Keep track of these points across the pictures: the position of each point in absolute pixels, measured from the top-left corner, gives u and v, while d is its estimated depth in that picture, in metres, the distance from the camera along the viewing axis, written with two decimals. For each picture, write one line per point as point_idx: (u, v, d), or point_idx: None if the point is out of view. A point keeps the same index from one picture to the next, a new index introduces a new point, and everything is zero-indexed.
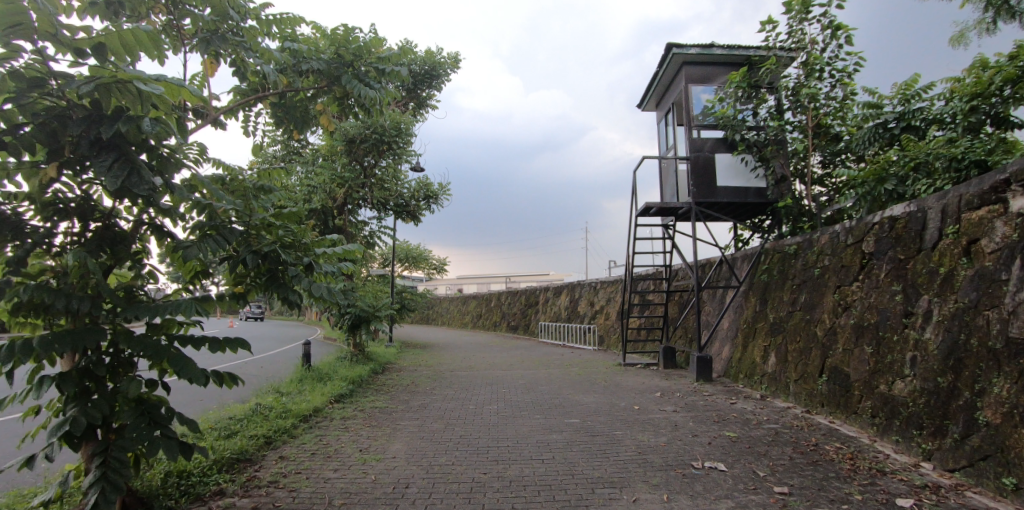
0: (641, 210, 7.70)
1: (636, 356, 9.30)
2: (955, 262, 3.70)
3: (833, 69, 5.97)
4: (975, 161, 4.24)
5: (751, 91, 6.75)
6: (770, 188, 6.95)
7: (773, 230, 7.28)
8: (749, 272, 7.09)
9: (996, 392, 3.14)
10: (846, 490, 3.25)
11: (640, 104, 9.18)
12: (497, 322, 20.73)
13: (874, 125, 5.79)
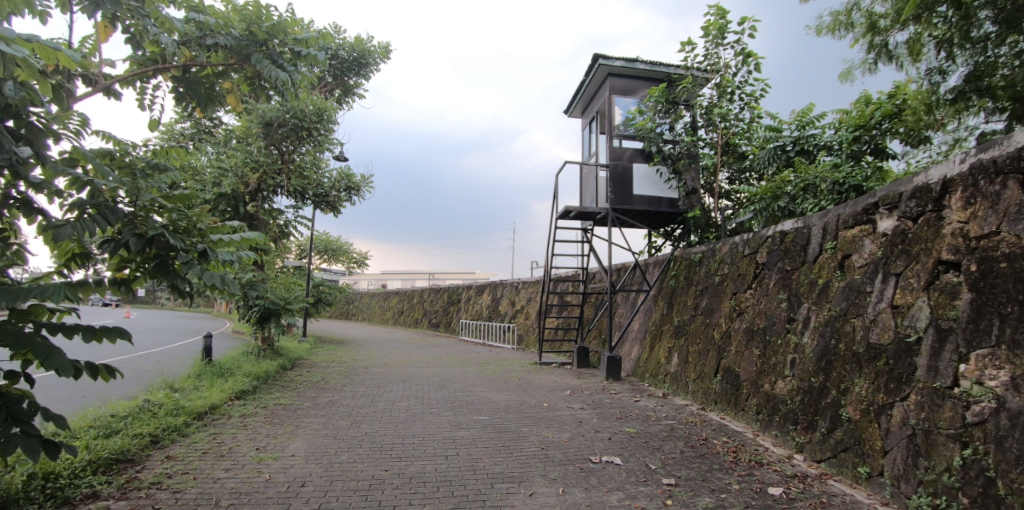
0: (562, 214, 7.90)
1: (553, 356, 9.54)
2: (831, 274, 4.11)
3: (742, 92, 6.45)
4: (854, 185, 4.75)
5: (670, 107, 7.09)
6: (681, 199, 7.41)
7: (683, 239, 7.75)
8: (660, 277, 7.50)
9: (857, 392, 3.53)
10: (726, 480, 3.55)
11: (566, 109, 9.45)
12: (418, 319, 20.50)
13: (774, 147, 6.29)
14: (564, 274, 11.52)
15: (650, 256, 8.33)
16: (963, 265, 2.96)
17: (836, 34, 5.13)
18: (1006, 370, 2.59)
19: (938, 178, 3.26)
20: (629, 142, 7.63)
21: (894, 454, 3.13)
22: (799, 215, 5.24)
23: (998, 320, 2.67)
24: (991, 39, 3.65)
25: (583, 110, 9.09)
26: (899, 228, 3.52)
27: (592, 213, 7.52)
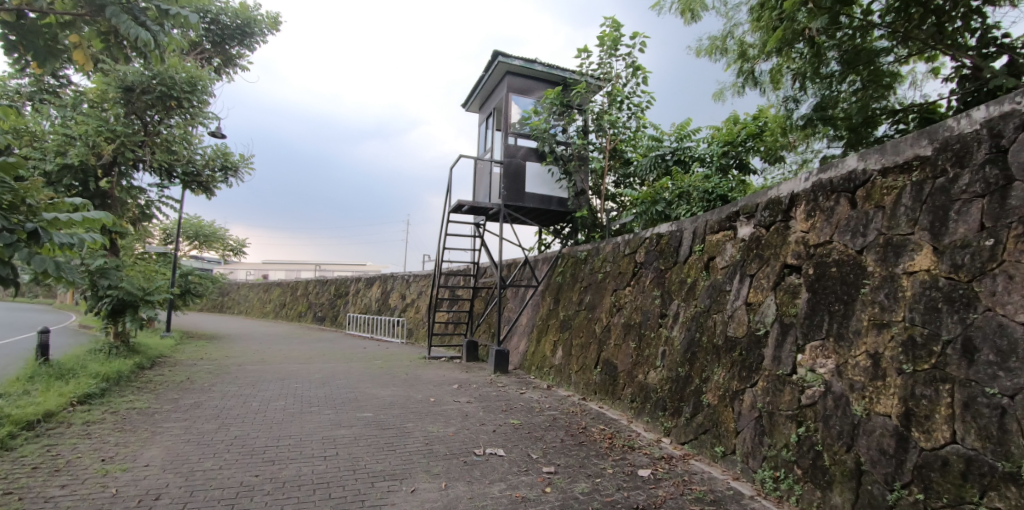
0: (454, 208, 7.89)
1: (442, 350, 9.52)
2: (698, 274, 4.54)
3: (629, 102, 6.93)
4: (720, 195, 5.30)
5: (564, 110, 7.53)
6: (571, 199, 7.70)
7: (570, 237, 8.10)
8: (548, 273, 7.80)
9: (715, 380, 3.93)
10: (602, 465, 3.78)
11: (464, 103, 9.41)
12: (302, 312, 19.34)
13: (656, 155, 6.84)
14: (456, 268, 11.54)
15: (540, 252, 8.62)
16: (803, 268, 3.40)
17: (713, 57, 5.65)
18: (832, 358, 3.02)
19: (787, 192, 3.71)
20: (523, 141, 7.78)
21: (744, 434, 3.53)
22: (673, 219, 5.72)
23: (827, 316, 3.11)
24: (835, 76, 4.18)
25: (481, 106, 9.14)
26: (755, 235, 3.96)
27: (485, 208, 7.58)
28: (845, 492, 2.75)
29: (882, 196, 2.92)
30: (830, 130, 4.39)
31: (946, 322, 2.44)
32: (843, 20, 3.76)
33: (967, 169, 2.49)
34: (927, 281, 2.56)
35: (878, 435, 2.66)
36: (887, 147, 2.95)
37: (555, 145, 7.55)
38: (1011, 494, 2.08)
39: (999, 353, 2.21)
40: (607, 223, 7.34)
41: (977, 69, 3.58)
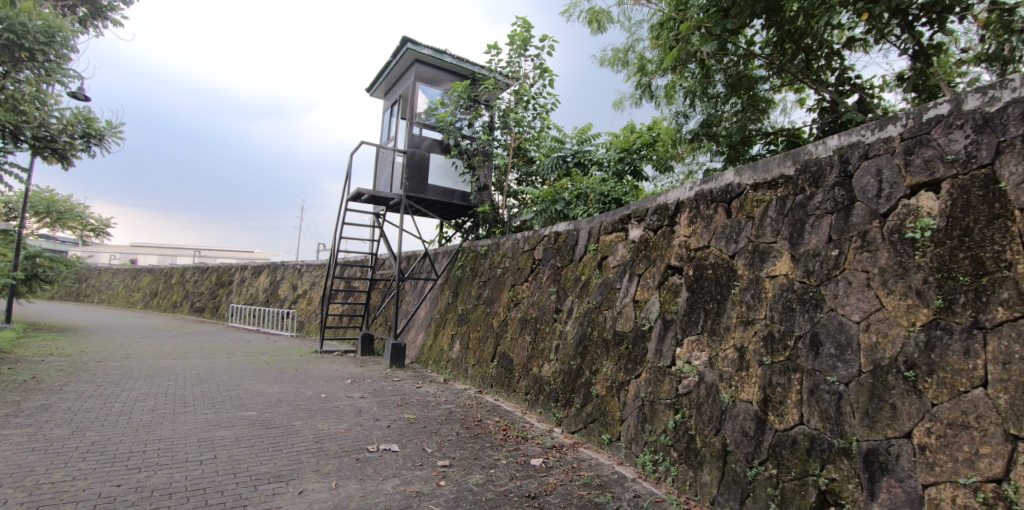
0: (354, 196, 7.59)
1: (335, 344, 9.12)
2: (592, 272, 4.78)
3: (535, 103, 7.10)
4: (615, 199, 5.64)
5: (471, 104, 7.61)
6: (473, 193, 7.74)
7: (471, 232, 8.15)
8: (447, 267, 7.92)
9: (604, 372, 4.17)
10: (496, 456, 3.86)
11: (369, 87, 9.08)
12: (176, 302, 17.48)
13: (557, 156, 7.09)
14: (354, 259, 11.13)
15: (439, 246, 8.61)
16: (684, 269, 3.71)
17: (615, 68, 5.96)
18: (706, 351, 3.33)
19: (674, 200, 4.00)
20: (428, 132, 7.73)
21: (628, 422, 3.78)
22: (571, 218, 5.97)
23: (703, 314, 3.43)
24: (720, 97, 4.56)
25: (387, 92, 8.86)
26: (644, 237, 4.24)
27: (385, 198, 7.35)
28: (713, 471, 3.05)
29: (753, 208, 3.27)
30: (712, 145, 4.84)
31: (799, 320, 2.80)
32: (729, 47, 4.11)
33: (821, 189, 2.86)
34: (786, 284, 2.92)
35: (741, 419, 2.99)
36: (758, 165, 3.30)
37: (460, 140, 7.60)
38: (843, 466, 2.43)
39: (839, 347, 2.57)
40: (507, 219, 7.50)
41: (834, 103, 4.11)
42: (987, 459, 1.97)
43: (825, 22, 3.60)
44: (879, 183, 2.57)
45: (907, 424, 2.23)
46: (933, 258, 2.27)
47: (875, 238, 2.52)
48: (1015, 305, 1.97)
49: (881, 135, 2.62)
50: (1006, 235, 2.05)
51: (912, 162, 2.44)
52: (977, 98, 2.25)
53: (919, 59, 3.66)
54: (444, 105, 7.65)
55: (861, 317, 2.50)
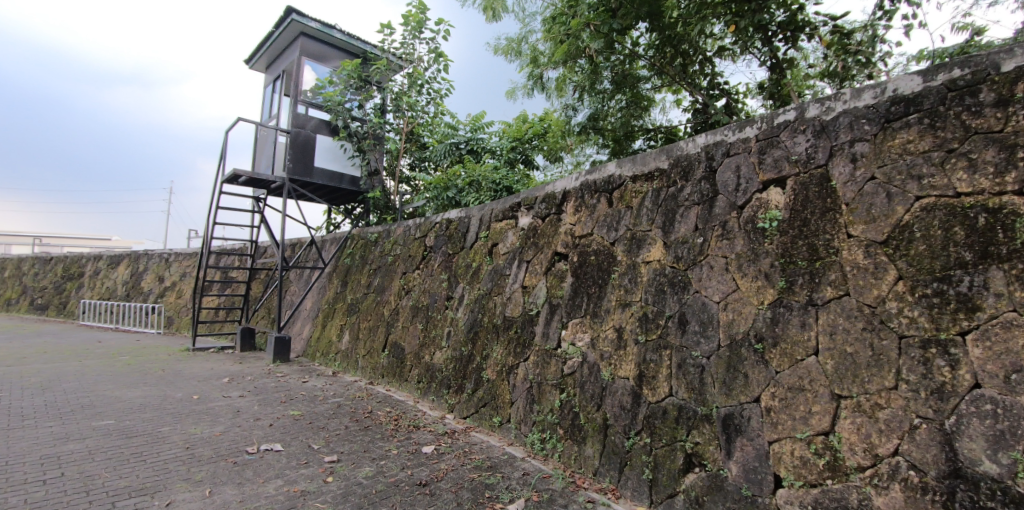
0: (228, 178, 7.00)
1: (210, 340, 8.36)
2: (482, 259, 4.81)
3: (429, 87, 6.95)
4: (506, 187, 5.73)
5: (362, 84, 7.34)
6: (363, 178, 7.52)
7: (361, 218, 7.86)
8: (335, 255, 7.61)
9: (494, 356, 4.26)
10: (386, 448, 3.80)
11: (247, 59, 8.32)
12: (9, 299, 14.89)
13: (450, 143, 7.02)
14: (231, 247, 10.24)
15: (326, 233, 8.21)
16: (569, 256, 3.87)
17: (509, 57, 6.05)
18: (588, 332, 3.53)
19: (560, 189, 4.12)
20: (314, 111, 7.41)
21: (518, 403, 3.91)
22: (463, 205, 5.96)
23: (586, 298, 3.62)
24: (607, 93, 4.76)
25: (269, 65, 8.17)
26: (532, 225, 4.33)
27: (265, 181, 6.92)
28: (595, 444, 3.25)
29: (632, 198, 3.47)
30: (598, 138, 5.06)
31: (669, 301, 3.05)
32: (616, 46, 4.32)
33: (690, 182, 3.11)
34: (658, 269, 3.16)
35: (620, 394, 3.20)
36: (636, 158, 3.51)
37: (349, 121, 7.29)
38: (706, 430, 2.70)
39: (702, 324, 2.84)
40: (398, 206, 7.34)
41: (705, 105, 4.45)
42: (817, 416, 2.28)
43: (700, 26, 3.85)
44: (737, 179, 2.86)
45: (756, 389, 2.52)
46: (779, 245, 2.57)
47: (734, 227, 2.81)
48: (840, 285, 2.29)
49: (740, 136, 2.90)
50: (834, 226, 2.37)
51: (764, 161, 2.74)
52: (817, 107, 2.57)
53: (775, 70, 4.06)
54: (333, 84, 7.32)
55: (721, 298, 2.78)
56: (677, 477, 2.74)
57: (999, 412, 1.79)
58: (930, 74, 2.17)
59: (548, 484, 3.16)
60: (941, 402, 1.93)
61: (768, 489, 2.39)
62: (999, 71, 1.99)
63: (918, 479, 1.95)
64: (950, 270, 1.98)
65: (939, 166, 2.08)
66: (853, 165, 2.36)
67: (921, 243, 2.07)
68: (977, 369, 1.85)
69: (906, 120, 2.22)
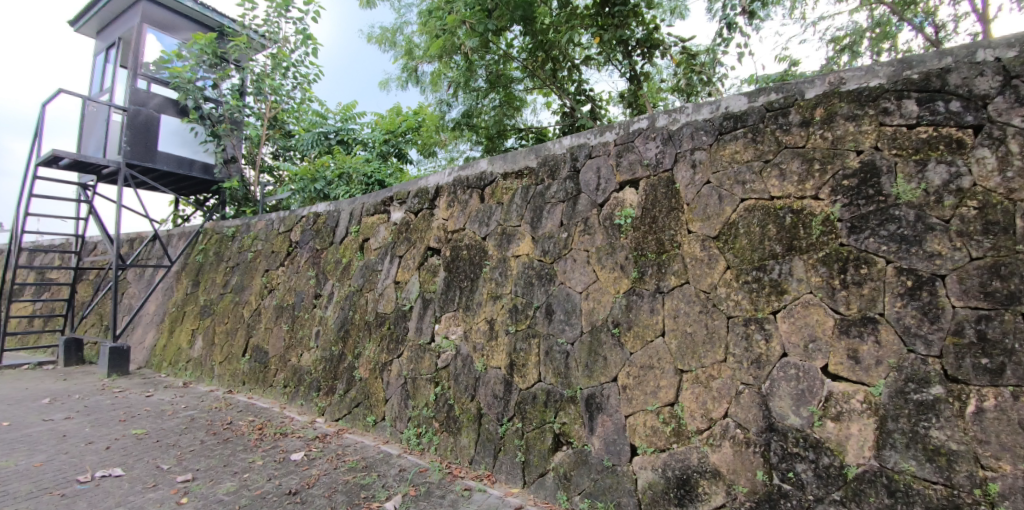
0: (44, 160, 5.91)
1: (20, 354, 7.01)
2: (352, 254, 4.63)
3: (296, 71, 6.48)
4: (378, 180, 5.55)
5: (217, 61, 6.63)
6: (218, 166, 6.82)
7: (216, 211, 7.12)
8: (185, 252, 6.82)
9: (367, 354, 4.15)
10: (250, 459, 3.53)
11: (72, 20, 7.10)
12: None
13: (319, 132, 6.57)
14: (47, 244, 8.66)
15: (173, 226, 7.30)
16: (442, 251, 3.89)
17: (383, 47, 5.87)
18: (461, 325, 3.60)
19: (433, 184, 4.11)
20: (158, 88, 6.61)
21: (392, 400, 3.86)
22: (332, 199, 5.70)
23: (458, 292, 3.67)
24: (481, 91, 4.79)
25: (100, 30, 7.04)
26: (405, 220, 4.26)
27: (95, 164, 5.97)
28: (470, 433, 3.33)
29: (502, 195, 3.58)
30: (472, 135, 5.12)
31: (537, 293, 3.20)
32: (491, 46, 4.34)
33: (556, 181, 3.27)
34: (527, 262, 3.30)
35: (492, 383, 3.31)
36: (507, 156, 3.61)
37: (201, 102, 6.58)
38: (571, 410, 2.89)
39: (567, 313, 3.03)
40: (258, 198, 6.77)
41: (572, 109, 4.69)
42: (664, 389, 2.55)
43: (569, 34, 4.07)
44: (598, 179, 3.05)
45: (613, 370, 2.76)
46: (633, 239, 2.82)
47: (594, 224, 3.01)
48: (682, 274, 2.59)
49: (601, 139, 3.09)
50: (677, 223, 2.67)
51: (621, 163, 2.95)
52: (665, 118, 2.83)
53: (633, 82, 4.36)
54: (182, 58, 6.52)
55: (583, 288, 2.99)
56: (546, 456, 2.92)
57: (801, 374, 2.17)
58: (755, 96, 2.52)
59: (425, 478, 3.17)
60: (758, 370, 2.28)
61: (625, 458, 2.61)
62: (804, 97, 2.39)
63: (743, 435, 2.27)
64: (765, 260, 2.34)
65: (758, 173, 2.43)
66: (693, 170, 2.66)
67: (744, 237, 2.42)
68: (785, 341, 2.23)
69: (734, 133, 2.55)
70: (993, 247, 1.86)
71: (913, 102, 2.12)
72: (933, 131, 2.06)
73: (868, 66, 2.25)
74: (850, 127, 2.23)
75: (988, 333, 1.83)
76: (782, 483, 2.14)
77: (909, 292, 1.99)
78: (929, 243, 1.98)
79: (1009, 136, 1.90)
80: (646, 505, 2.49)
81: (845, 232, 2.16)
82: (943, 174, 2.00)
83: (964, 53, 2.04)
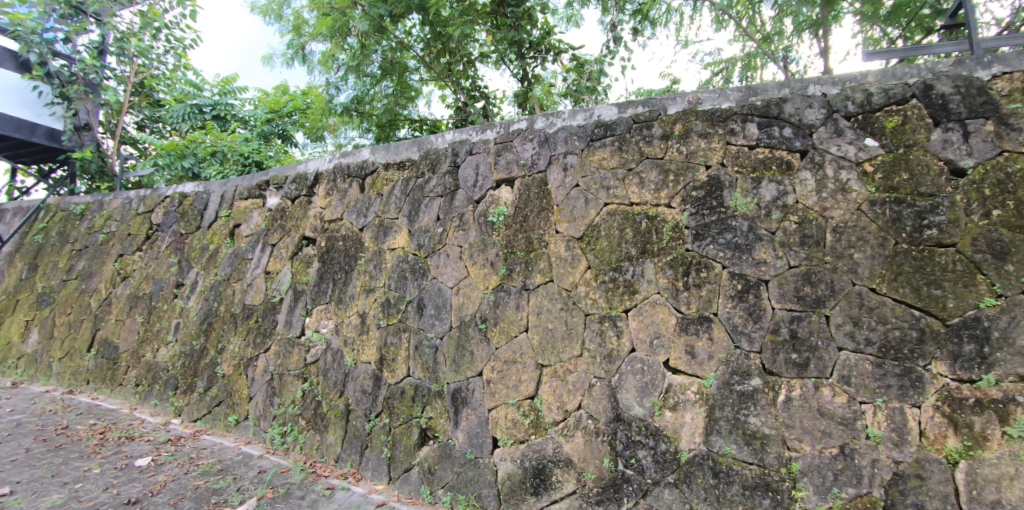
0: None
1: None
2: (221, 241, 4.27)
3: (169, 34, 5.82)
4: (257, 161, 5.17)
5: (71, 13, 5.78)
6: (68, 134, 6.01)
7: (64, 185, 6.30)
8: (20, 230, 5.87)
9: (231, 349, 3.85)
10: (84, 468, 3.11)
11: None
12: None
13: (191, 104, 5.99)
14: None
15: (7, 200, 6.26)
16: (317, 241, 3.71)
17: (269, 19, 5.46)
18: (332, 319, 3.45)
19: (313, 170, 3.89)
20: None
21: (256, 398, 3.62)
22: (203, 178, 5.23)
23: (331, 284, 3.52)
24: (374, 77, 4.62)
25: None
26: (280, 206, 4.00)
27: None
28: (337, 430, 3.22)
29: (382, 186, 3.48)
30: (362, 122, 4.93)
31: (409, 287, 3.16)
32: (385, 31, 4.23)
33: (436, 175, 3.24)
34: (401, 256, 3.25)
35: (361, 379, 3.22)
36: (389, 146, 3.52)
37: (48, 57, 5.69)
38: (437, 405, 2.88)
39: (437, 308, 3.02)
40: (116, 172, 6.07)
41: (464, 105, 4.69)
42: (525, 383, 2.63)
43: (464, 29, 4.06)
44: (476, 176, 3.07)
45: (479, 364, 2.80)
46: (504, 237, 2.88)
47: (469, 220, 3.03)
48: (546, 272, 2.69)
49: (481, 137, 3.11)
50: (546, 223, 2.76)
51: (499, 161, 3.00)
52: (543, 120, 2.91)
53: (523, 84, 4.45)
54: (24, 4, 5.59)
55: (453, 283, 3.00)
56: (412, 451, 2.88)
57: (645, 368, 2.34)
58: (623, 107, 2.67)
59: (285, 479, 3.00)
60: (609, 364, 2.42)
61: (487, 450, 2.66)
62: (665, 113, 2.57)
63: (593, 425, 2.41)
64: (621, 262, 2.49)
65: (621, 180, 2.58)
66: (564, 173, 2.76)
67: (604, 239, 2.56)
68: (633, 337, 2.39)
69: (603, 141, 2.69)
70: (807, 257, 2.14)
71: (755, 125, 2.36)
72: (768, 152, 2.31)
73: (720, 89, 2.47)
74: (701, 143, 2.44)
75: (797, 332, 2.10)
76: (625, 469, 2.30)
77: (738, 294, 2.22)
78: (757, 252, 2.23)
79: (827, 162, 2.19)
80: (504, 496, 2.55)
81: (690, 239, 2.36)
82: (773, 191, 2.26)
83: (798, 86, 2.32)
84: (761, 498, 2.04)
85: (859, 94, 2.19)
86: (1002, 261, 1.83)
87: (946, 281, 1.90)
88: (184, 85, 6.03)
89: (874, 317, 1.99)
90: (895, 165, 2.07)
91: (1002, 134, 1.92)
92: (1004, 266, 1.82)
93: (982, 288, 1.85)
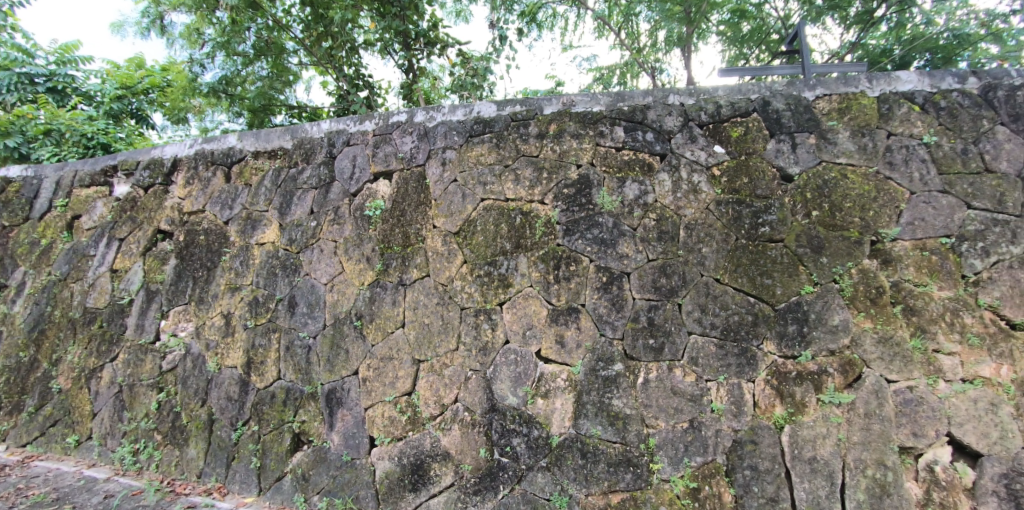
0: None
1: None
2: (55, 235, 3.69)
3: None
4: (102, 143, 4.53)
5: None
6: None
7: None
8: None
9: (69, 360, 3.36)
10: None
11: None
12: None
13: (17, 72, 5.09)
14: None
15: None
16: (173, 235, 3.35)
17: None
18: (192, 321, 3.14)
19: (170, 155, 3.50)
20: None
21: (102, 414, 3.20)
22: (33, 160, 4.48)
23: (191, 283, 3.20)
24: (247, 57, 4.27)
25: None
26: (130, 195, 3.55)
27: None
28: (199, 443, 2.95)
29: (251, 176, 3.23)
30: (231, 105, 4.45)
31: (280, 284, 2.97)
32: (260, 8, 3.94)
33: (310, 165, 3.08)
34: (271, 251, 3.04)
35: (226, 385, 2.97)
36: (259, 133, 3.26)
37: None
38: (310, 408, 2.75)
39: (310, 306, 2.88)
40: None
41: (347, 93, 4.51)
42: (401, 379, 2.61)
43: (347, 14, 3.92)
44: (353, 168, 2.96)
45: (354, 363, 2.72)
46: (381, 231, 2.82)
47: (345, 214, 2.92)
48: (423, 267, 2.68)
49: (359, 127, 3.00)
50: (424, 217, 2.75)
51: (377, 154, 2.92)
52: (423, 114, 2.88)
53: (408, 75, 4.38)
54: None
55: (328, 280, 2.88)
56: (284, 458, 2.73)
57: (518, 359, 2.43)
58: (502, 105, 2.73)
59: (137, 501, 2.69)
60: (484, 357, 2.48)
61: (363, 451, 2.60)
62: (541, 112, 2.67)
63: (469, 417, 2.46)
64: (496, 256, 2.56)
65: (497, 176, 2.65)
66: (443, 167, 2.77)
67: (480, 234, 2.61)
68: (508, 329, 2.47)
69: (482, 137, 2.73)
70: (663, 251, 2.35)
71: (621, 129, 2.54)
72: (632, 154, 2.50)
73: (592, 93, 2.62)
74: (574, 143, 2.57)
75: (654, 319, 2.31)
76: (500, 457, 2.38)
77: (603, 286, 2.39)
78: (621, 246, 2.40)
79: (682, 165, 2.43)
80: (382, 495, 2.52)
81: (561, 234, 2.49)
82: (635, 191, 2.45)
83: (660, 95, 2.53)
84: (624, 473, 2.21)
85: (710, 105, 2.45)
86: (818, 254, 2.17)
87: (775, 272, 2.21)
88: (9, 50, 5.11)
89: (717, 304, 2.25)
90: (737, 170, 2.35)
91: (820, 147, 2.28)
92: (819, 259, 2.17)
93: (803, 278, 2.18)
